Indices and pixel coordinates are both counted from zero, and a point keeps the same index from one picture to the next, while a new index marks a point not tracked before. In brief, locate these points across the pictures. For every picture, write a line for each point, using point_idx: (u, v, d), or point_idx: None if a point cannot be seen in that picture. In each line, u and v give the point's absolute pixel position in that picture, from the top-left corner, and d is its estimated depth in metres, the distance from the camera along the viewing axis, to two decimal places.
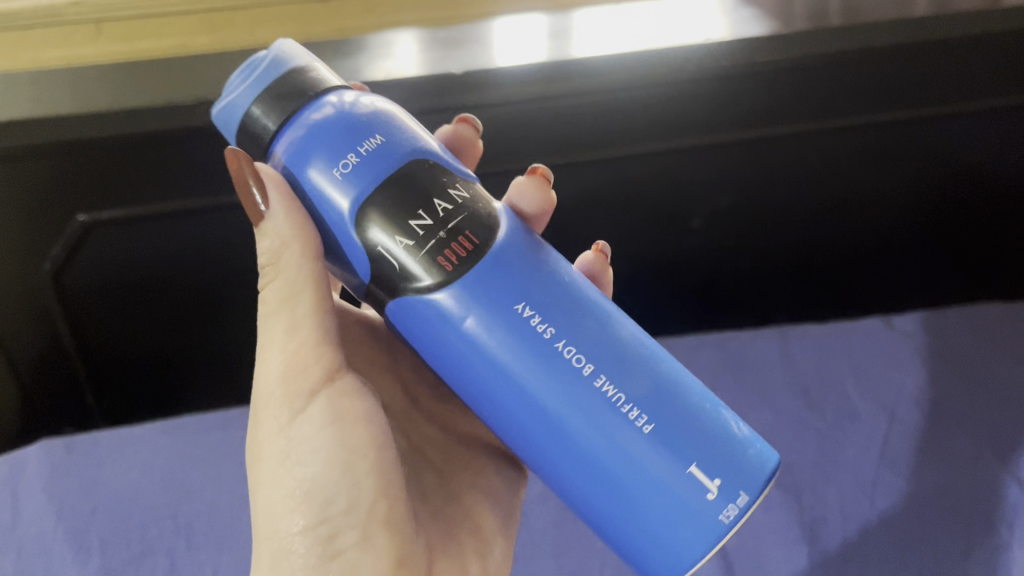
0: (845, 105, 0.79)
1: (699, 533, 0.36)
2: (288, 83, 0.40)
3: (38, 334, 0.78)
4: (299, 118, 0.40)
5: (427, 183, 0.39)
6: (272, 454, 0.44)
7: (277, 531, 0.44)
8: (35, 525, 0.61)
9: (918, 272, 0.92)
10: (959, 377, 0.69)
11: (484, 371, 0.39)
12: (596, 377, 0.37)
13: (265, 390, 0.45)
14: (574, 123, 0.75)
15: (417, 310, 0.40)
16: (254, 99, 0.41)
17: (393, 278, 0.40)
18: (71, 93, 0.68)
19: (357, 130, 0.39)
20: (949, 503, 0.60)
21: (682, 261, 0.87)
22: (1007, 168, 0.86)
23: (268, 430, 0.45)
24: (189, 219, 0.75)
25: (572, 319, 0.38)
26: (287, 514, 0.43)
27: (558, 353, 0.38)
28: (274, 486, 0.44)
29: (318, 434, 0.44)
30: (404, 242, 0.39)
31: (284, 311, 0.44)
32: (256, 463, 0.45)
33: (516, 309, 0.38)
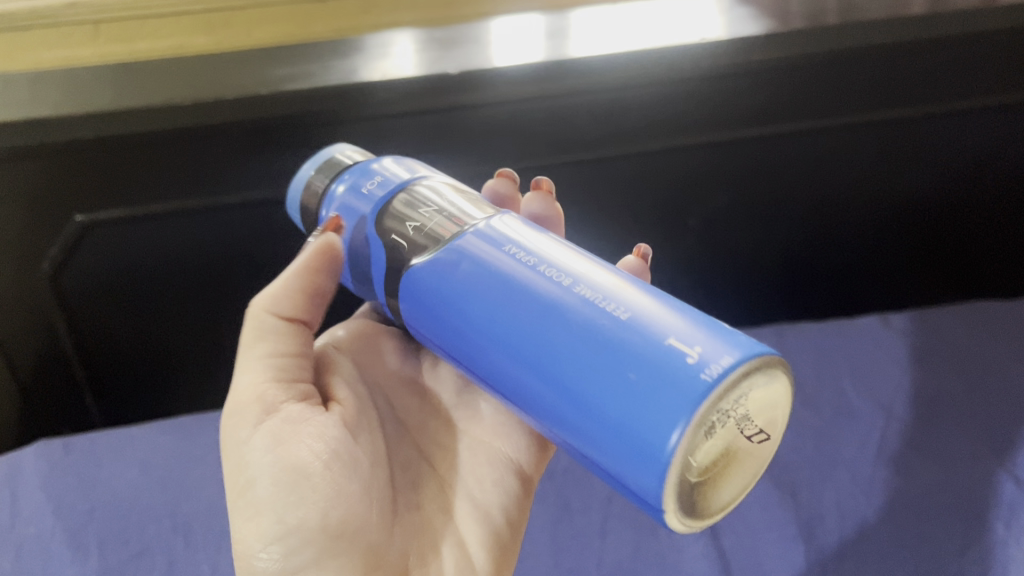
0: (841, 103, 0.79)
1: (680, 398, 0.31)
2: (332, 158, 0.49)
3: (36, 335, 0.78)
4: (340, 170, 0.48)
5: (421, 195, 0.45)
6: (229, 484, 0.44)
7: (244, 557, 0.43)
8: (34, 525, 0.61)
9: (916, 269, 0.93)
10: (955, 374, 0.69)
11: (469, 297, 0.39)
12: (574, 285, 0.37)
13: (225, 428, 0.45)
14: (571, 122, 0.75)
15: (416, 280, 0.42)
16: (309, 169, 0.50)
17: (401, 258, 0.43)
18: (69, 93, 0.69)
19: (385, 165, 0.47)
20: (946, 500, 0.60)
21: (681, 260, 0.87)
22: (1004, 165, 0.86)
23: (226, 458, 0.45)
24: (187, 219, 0.75)
25: (558, 253, 0.39)
26: (248, 540, 0.43)
27: (538, 271, 0.38)
28: (233, 514, 0.44)
29: (262, 460, 0.43)
30: (402, 234, 0.43)
31: (249, 347, 0.45)
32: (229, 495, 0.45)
33: (503, 248, 0.40)
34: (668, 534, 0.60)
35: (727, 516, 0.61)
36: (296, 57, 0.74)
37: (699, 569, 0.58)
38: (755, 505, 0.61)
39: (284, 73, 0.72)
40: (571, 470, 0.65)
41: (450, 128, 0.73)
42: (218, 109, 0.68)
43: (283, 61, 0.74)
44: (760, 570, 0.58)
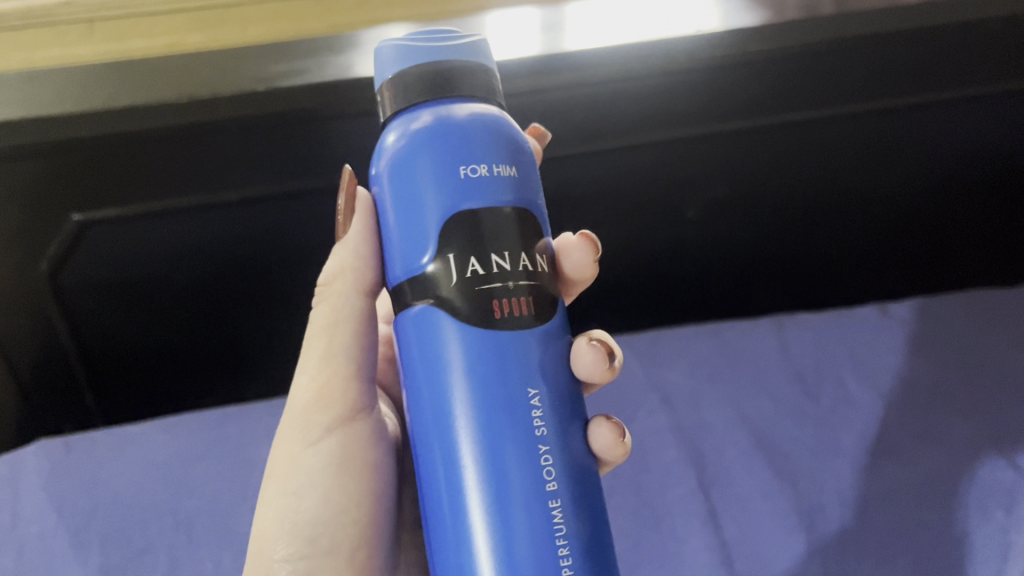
0: (837, 93, 0.79)
1: None
2: (446, 67, 0.37)
3: (35, 335, 0.78)
4: (461, 107, 0.37)
5: (511, 231, 0.36)
6: (272, 481, 0.46)
7: (262, 554, 0.44)
8: (37, 524, 0.61)
9: (914, 261, 0.93)
10: (952, 362, 0.69)
11: (431, 406, 0.36)
12: (517, 460, 0.34)
13: (289, 413, 0.46)
14: (566, 116, 0.75)
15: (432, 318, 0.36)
16: (427, 72, 0.37)
17: (444, 290, 0.35)
18: (65, 93, 0.68)
19: (501, 150, 0.36)
20: (945, 488, 0.61)
21: (679, 252, 0.87)
22: (998, 155, 0.86)
23: (276, 452, 0.46)
24: (185, 217, 0.75)
25: (522, 409, 0.34)
26: (275, 539, 0.44)
27: (495, 424, 0.34)
28: (262, 513, 0.45)
29: (320, 472, 0.44)
30: (445, 275, 0.35)
31: (321, 338, 0.45)
32: (266, 483, 0.46)
33: (488, 376, 0.34)
34: (669, 525, 0.60)
35: (728, 507, 0.61)
36: (291, 53, 0.74)
37: (700, 560, 0.58)
38: (756, 496, 0.61)
39: (279, 69, 0.71)
40: None
41: None
42: (215, 106, 0.68)
43: (279, 57, 0.74)
44: (761, 559, 0.58)
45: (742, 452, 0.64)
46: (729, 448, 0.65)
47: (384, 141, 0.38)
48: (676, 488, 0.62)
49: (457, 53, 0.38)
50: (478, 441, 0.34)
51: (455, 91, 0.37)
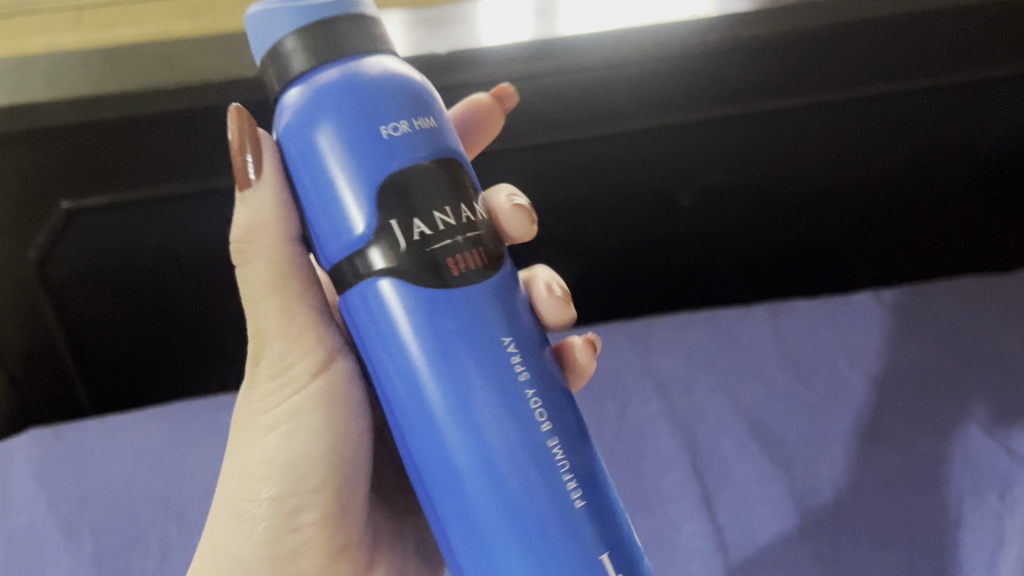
0: (831, 77, 0.79)
1: None
2: (326, 22, 0.35)
3: (24, 324, 0.78)
4: (343, 65, 0.35)
5: (460, 172, 0.37)
6: (248, 434, 0.45)
7: (246, 492, 0.44)
8: (26, 513, 0.61)
9: (907, 248, 0.92)
10: (947, 348, 0.69)
11: (410, 370, 0.35)
12: (510, 414, 0.34)
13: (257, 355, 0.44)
14: (560, 103, 0.75)
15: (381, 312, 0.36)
16: (296, 31, 0.35)
17: (396, 256, 0.35)
18: (54, 79, 0.68)
19: (405, 100, 0.35)
20: (938, 473, 0.60)
21: (672, 239, 0.87)
22: (988, 140, 0.86)
23: (247, 405, 0.45)
24: (176, 205, 0.74)
25: (502, 360, 0.35)
26: (260, 480, 0.44)
27: (483, 380, 0.34)
28: (243, 462, 0.45)
29: (304, 415, 0.43)
30: (398, 242, 0.35)
31: (273, 297, 0.42)
32: (243, 425, 0.45)
33: (464, 331, 0.34)
34: (664, 511, 0.60)
35: (722, 493, 0.61)
36: None
37: (694, 546, 0.58)
38: (750, 481, 0.61)
39: None
40: None
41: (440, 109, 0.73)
42: (205, 93, 0.68)
43: None
44: (756, 544, 0.58)
45: (736, 438, 0.64)
46: (723, 434, 0.65)
47: (288, 104, 0.35)
48: (670, 474, 0.62)
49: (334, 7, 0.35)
50: (483, 409, 0.34)
51: (344, 47, 0.35)
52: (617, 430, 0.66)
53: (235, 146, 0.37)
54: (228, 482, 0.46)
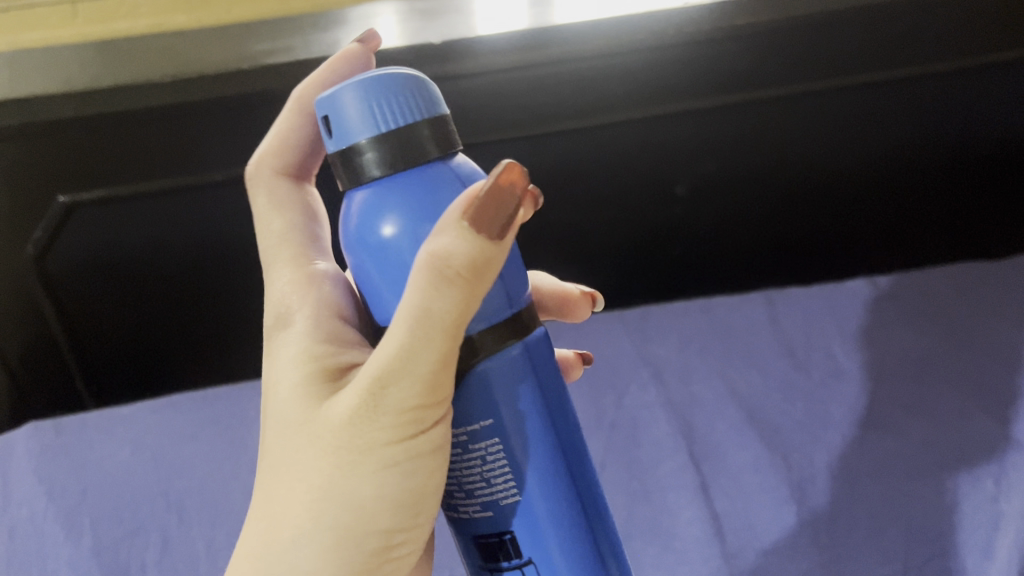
0: (821, 65, 0.80)
1: None
2: (401, 123, 0.31)
3: (23, 319, 0.79)
4: (417, 184, 0.31)
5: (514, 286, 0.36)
6: (339, 466, 0.33)
7: (339, 526, 0.33)
8: (26, 506, 0.61)
9: (909, 237, 0.92)
10: (943, 334, 0.70)
11: (562, 424, 0.34)
12: None
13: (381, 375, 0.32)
14: (555, 93, 0.77)
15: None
16: (368, 137, 0.31)
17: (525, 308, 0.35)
18: (59, 76, 0.71)
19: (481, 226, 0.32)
20: (935, 457, 0.61)
21: (669, 229, 0.87)
22: (985, 125, 0.85)
23: (344, 429, 0.33)
24: (174, 200, 0.75)
25: None
26: (361, 516, 0.34)
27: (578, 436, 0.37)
28: (321, 489, 0.33)
29: (429, 457, 0.33)
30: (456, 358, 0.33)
31: (445, 335, 0.31)
32: (334, 449, 0.33)
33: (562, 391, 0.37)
34: (662, 497, 0.60)
35: (719, 479, 0.61)
36: (277, 35, 0.76)
37: (692, 532, 0.58)
38: (747, 468, 0.62)
39: (264, 47, 0.74)
40: None
41: None
42: (201, 87, 0.69)
43: (264, 38, 0.76)
44: (753, 530, 0.58)
45: (733, 425, 0.64)
46: (721, 421, 0.65)
47: (358, 209, 0.32)
48: (668, 461, 0.63)
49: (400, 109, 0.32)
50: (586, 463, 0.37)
51: (416, 161, 0.32)
52: (614, 417, 0.66)
53: (489, 196, 0.30)
54: (305, 515, 0.34)
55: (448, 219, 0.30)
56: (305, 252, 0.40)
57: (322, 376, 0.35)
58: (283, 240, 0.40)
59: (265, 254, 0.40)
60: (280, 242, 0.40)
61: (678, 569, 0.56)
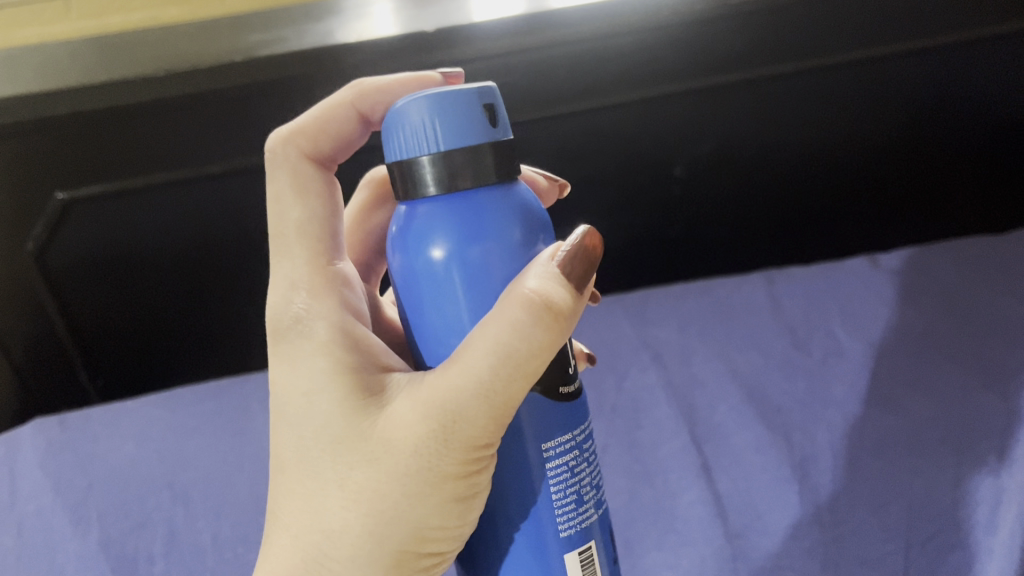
0: (815, 42, 0.79)
1: None
2: (464, 144, 0.32)
3: (25, 317, 0.79)
4: (468, 207, 0.32)
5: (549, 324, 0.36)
6: (399, 491, 0.32)
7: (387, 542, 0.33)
8: (34, 501, 0.62)
9: (905, 213, 0.91)
10: (946, 312, 0.69)
11: None
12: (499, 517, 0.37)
13: (459, 407, 0.31)
14: (551, 77, 0.77)
15: (546, 417, 0.34)
16: (433, 151, 0.32)
17: None
18: (54, 71, 0.71)
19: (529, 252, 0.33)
20: (937, 435, 0.60)
21: (666, 211, 0.87)
22: (979, 99, 0.85)
23: (378, 464, 0.32)
24: (171, 193, 0.75)
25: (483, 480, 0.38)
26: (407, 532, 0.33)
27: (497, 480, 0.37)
28: (369, 507, 0.32)
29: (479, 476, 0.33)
30: (569, 361, 0.35)
31: (519, 374, 0.31)
32: (382, 471, 0.32)
33: None
34: (664, 480, 0.60)
35: (721, 460, 0.61)
36: (269, 27, 0.76)
37: (695, 512, 0.58)
38: (749, 449, 0.62)
39: (257, 39, 0.74)
40: None
41: None
42: (194, 79, 0.70)
43: (257, 29, 0.76)
44: (756, 510, 0.58)
45: (734, 407, 0.65)
46: (722, 403, 0.65)
47: (416, 225, 0.33)
48: (670, 444, 0.63)
49: (491, 120, 0.33)
50: None
51: (471, 180, 0.32)
52: (616, 401, 0.66)
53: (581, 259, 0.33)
54: (352, 534, 0.33)
55: (540, 264, 0.32)
56: (322, 248, 0.38)
57: (348, 373, 0.34)
58: (304, 231, 0.38)
59: (277, 240, 0.38)
60: (300, 231, 0.37)
61: (682, 550, 0.56)
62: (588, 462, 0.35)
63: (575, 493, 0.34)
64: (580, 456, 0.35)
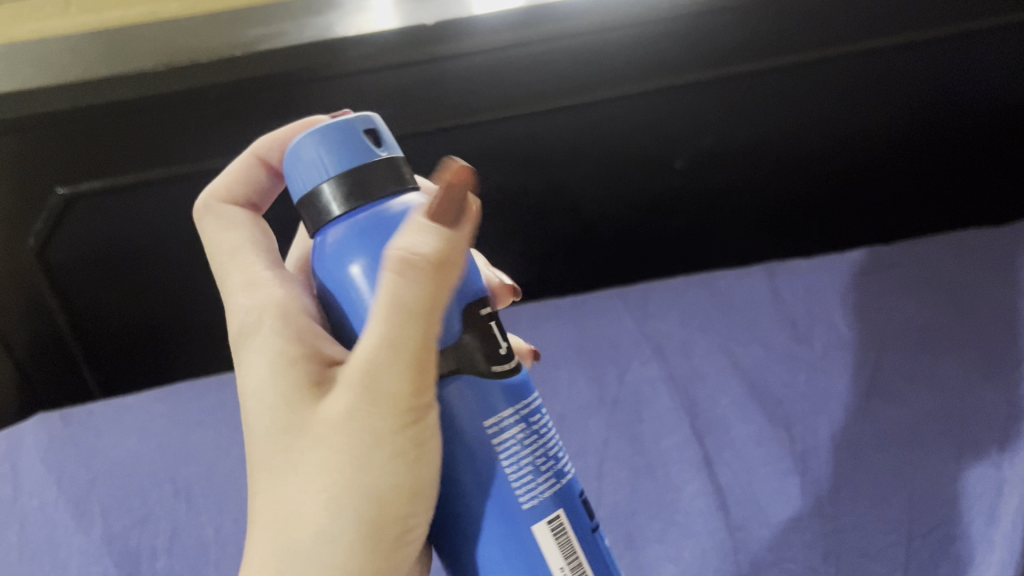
0: (821, 33, 0.78)
1: None
2: (356, 165, 0.33)
3: (28, 312, 0.79)
4: (372, 216, 0.33)
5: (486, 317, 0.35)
6: (343, 462, 0.32)
7: (349, 516, 0.32)
8: (36, 497, 0.62)
9: (903, 204, 0.91)
10: (947, 303, 0.69)
11: None
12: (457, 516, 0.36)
13: (373, 371, 0.31)
14: (552, 69, 0.77)
15: (479, 397, 0.32)
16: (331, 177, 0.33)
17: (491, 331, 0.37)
18: (52, 65, 0.70)
19: None
20: (937, 426, 0.60)
21: (664, 203, 0.87)
22: (981, 91, 0.84)
23: (321, 439, 0.32)
24: (172, 188, 0.75)
25: None
26: (367, 504, 0.32)
27: None
28: (325, 483, 0.32)
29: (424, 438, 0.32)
30: (500, 340, 0.34)
31: (416, 325, 0.31)
32: (325, 443, 0.32)
33: None
34: (665, 473, 0.60)
35: (722, 453, 0.61)
36: (270, 21, 0.75)
37: (697, 506, 0.58)
38: (750, 442, 0.62)
39: (258, 35, 0.73)
40: (567, 415, 0.65)
41: (435, 83, 0.75)
42: (194, 75, 0.69)
43: (256, 22, 0.76)
44: (757, 503, 0.58)
45: (735, 399, 0.65)
46: (723, 395, 0.65)
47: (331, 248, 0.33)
48: (671, 437, 0.63)
49: (373, 141, 0.34)
50: None
51: (374, 192, 0.33)
52: (616, 394, 0.66)
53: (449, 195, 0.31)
54: (313, 512, 0.32)
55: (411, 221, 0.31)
56: (262, 260, 0.39)
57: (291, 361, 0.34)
58: (238, 252, 0.39)
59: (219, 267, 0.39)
60: (234, 254, 0.39)
61: (684, 543, 0.56)
62: (541, 434, 0.34)
63: (530, 469, 0.33)
64: (528, 431, 0.33)
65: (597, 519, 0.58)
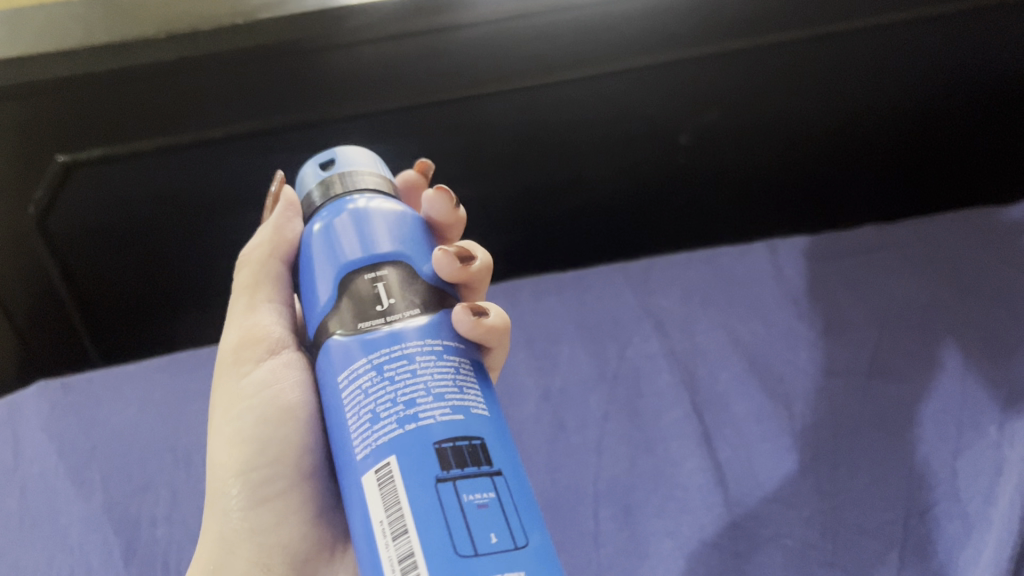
0: (831, 7, 0.76)
1: None
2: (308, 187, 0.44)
3: (26, 279, 0.80)
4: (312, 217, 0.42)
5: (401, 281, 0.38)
6: (222, 416, 0.47)
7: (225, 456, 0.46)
8: (37, 465, 0.62)
9: (904, 181, 0.92)
10: (950, 282, 0.69)
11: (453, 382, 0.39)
12: None
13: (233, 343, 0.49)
14: (552, 40, 0.75)
15: (339, 353, 0.37)
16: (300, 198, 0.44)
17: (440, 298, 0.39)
18: (46, 26, 0.68)
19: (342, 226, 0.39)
20: (937, 405, 0.60)
21: (665, 177, 0.88)
22: (988, 68, 0.83)
23: (216, 404, 0.49)
24: (173, 156, 0.75)
25: None
26: (237, 446, 0.46)
27: None
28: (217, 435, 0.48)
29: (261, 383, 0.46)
30: (381, 298, 0.37)
31: (247, 295, 0.48)
32: (216, 407, 0.49)
33: None
34: (665, 448, 0.60)
35: (722, 429, 0.61)
36: None
37: (696, 481, 0.58)
38: (750, 419, 0.62)
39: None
40: (567, 389, 0.65)
41: (436, 54, 0.74)
42: (193, 41, 0.68)
43: None
44: (755, 480, 0.58)
45: (735, 375, 0.64)
46: (723, 370, 0.65)
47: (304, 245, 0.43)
48: (670, 412, 0.63)
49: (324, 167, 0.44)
50: None
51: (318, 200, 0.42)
52: (617, 369, 0.66)
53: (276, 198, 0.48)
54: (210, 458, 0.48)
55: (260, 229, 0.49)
56: None
57: None
58: None
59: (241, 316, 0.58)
60: None
61: (682, 518, 0.56)
62: (394, 381, 0.35)
63: (369, 414, 0.35)
64: (376, 378, 0.35)
65: (596, 493, 0.58)
